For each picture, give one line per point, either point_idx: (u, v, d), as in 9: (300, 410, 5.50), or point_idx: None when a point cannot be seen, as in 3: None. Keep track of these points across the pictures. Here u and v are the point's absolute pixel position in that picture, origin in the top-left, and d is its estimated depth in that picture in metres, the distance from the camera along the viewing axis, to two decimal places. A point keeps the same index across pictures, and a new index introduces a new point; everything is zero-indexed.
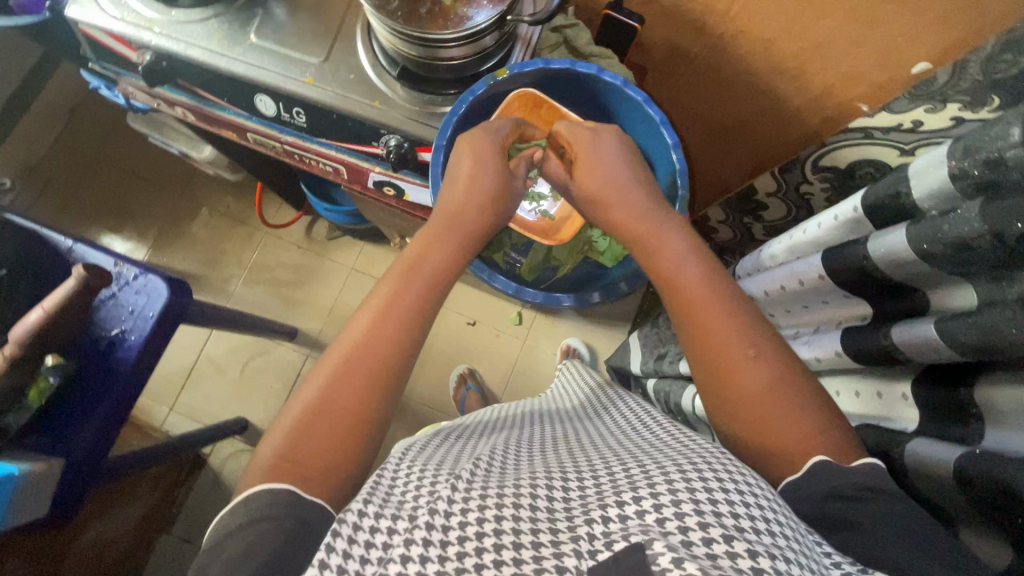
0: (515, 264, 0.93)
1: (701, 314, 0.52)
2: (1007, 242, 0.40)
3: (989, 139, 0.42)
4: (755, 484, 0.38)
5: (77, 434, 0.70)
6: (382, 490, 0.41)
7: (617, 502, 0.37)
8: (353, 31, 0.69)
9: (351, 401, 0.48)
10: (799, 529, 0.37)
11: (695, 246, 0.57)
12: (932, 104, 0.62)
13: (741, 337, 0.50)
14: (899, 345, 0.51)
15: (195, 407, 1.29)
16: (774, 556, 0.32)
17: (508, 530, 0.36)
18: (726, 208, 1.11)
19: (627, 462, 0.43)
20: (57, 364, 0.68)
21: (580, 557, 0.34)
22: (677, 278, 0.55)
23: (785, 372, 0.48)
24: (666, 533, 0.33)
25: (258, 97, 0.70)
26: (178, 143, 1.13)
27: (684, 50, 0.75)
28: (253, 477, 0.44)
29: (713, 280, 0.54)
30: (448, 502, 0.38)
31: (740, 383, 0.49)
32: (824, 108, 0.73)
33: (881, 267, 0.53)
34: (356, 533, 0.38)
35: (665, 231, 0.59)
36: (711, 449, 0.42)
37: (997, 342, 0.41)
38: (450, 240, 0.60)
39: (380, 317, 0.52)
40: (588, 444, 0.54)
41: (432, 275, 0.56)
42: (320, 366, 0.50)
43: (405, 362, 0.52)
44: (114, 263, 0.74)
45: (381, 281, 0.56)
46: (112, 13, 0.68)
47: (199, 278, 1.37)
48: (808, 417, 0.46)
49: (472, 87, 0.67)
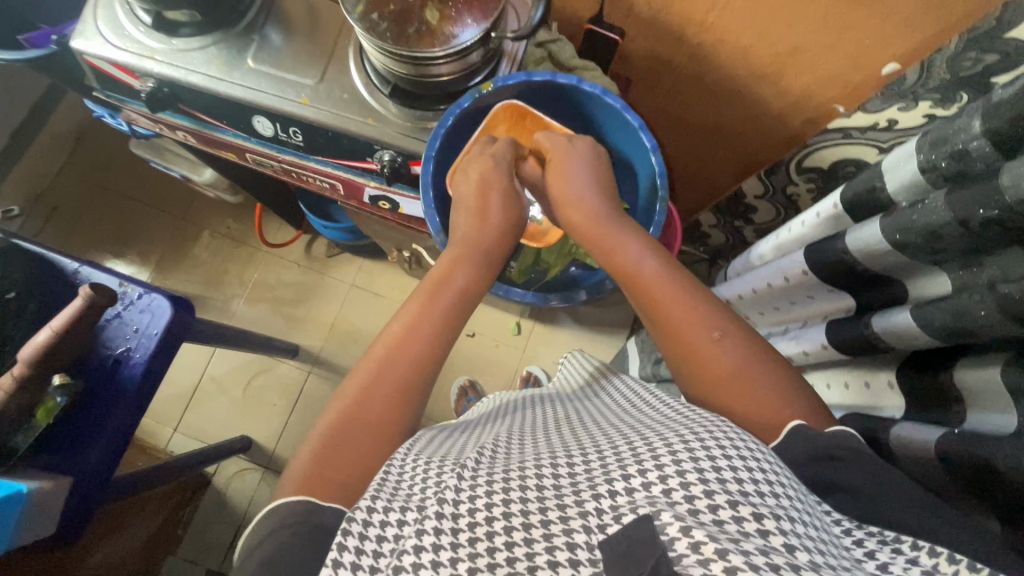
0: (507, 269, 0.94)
1: (665, 304, 0.55)
2: (972, 228, 0.42)
3: (953, 132, 0.46)
4: (757, 448, 0.39)
5: (85, 452, 0.71)
6: (389, 485, 0.43)
7: (622, 475, 0.38)
8: (346, 52, 0.72)
9: (380, 411, 0.50)
10: (805, 492, 0.38)
11: (650, 245, 0.61)
12: (905, 103, 0.65)
13: (705, 322, 0.52)
14: (880, 333, 0.53)
15: (199, 427, 1.30)
16: (779, 516, 0.33)
17: (518, 512, 0.38)
18: (716, 213, 1.14)
19: (630, 436, 0.44)
20: (64, 383, 0.69)
21: (590, 532, 0.35)
22: (639, 273, 0.58)
23: (751, 353, 0.50)
24: (672, 503, 0.35)
25: (256, 118, 0.72)
26: (180, 167, 1.16)
27: (666, 61, 0.78)
28: (282, 491, 0.45)
29: (669, 276, 0.57)
30: (455, 492, 0.40)
31: (708, 365, 0.50)
32: (803, 111, 0.76)
33: (860, 260, 0.54)
34: (367, 529, 0.39)
35: (617, 234, 0.62)
36: (709, 418, 0.43)
37: (971, 325, 0.42)
38: (466, 262, 0.63)
39: (407, 331, 0.55)
40: (591, 421, 0.55)
41: (461, 292, 0.60)
42: (347, 384, 0.52)
43: (423, 366, 0.54)
44: (119, 283, 0.76)
45: (405, 303, 0.59)
46: (116, 44, 0.71)
47: (201, 299, 1.39)
48: (778, 392, 0.47)
49: (459, 100, 0.69)
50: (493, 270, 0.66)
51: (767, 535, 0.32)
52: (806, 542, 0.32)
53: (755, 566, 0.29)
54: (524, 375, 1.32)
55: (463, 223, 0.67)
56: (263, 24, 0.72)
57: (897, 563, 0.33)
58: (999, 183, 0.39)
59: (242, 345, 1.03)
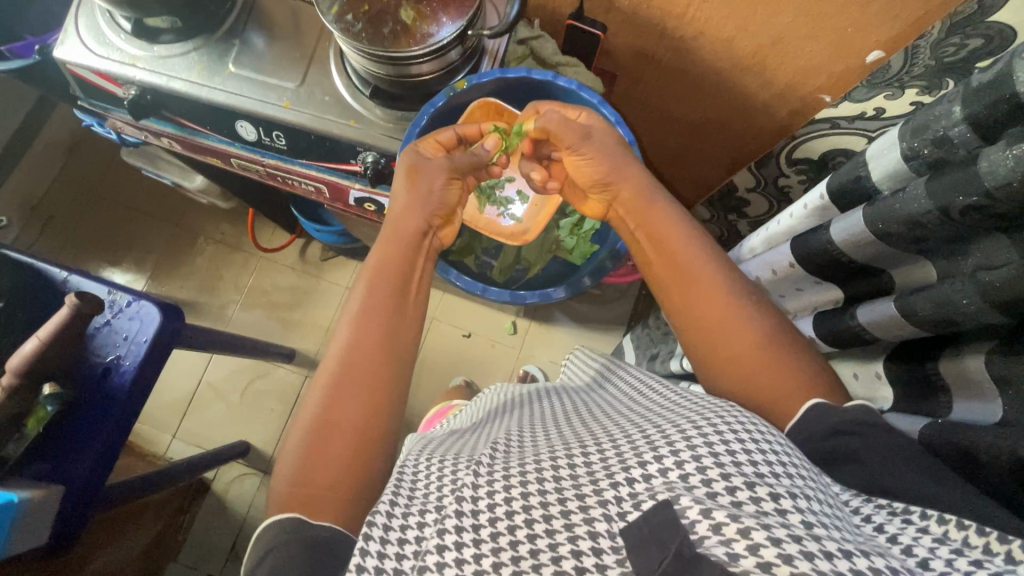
0: (487, 267, 0.94)
1: (700, 277, 0.55)
2: (953, 216, 0.41)
3: (934, 118, 0.45)
4: (767, 433, 0.39)
5: (77, 460, 0.71)
6: (406, 490, 0.43)
7: (638, 462, 0.38)
8: (327, 54, 0.71)
9: (351, 416, 0.50)
10: (815, 474, 0.38)
11: (686, 219, 0.60)
12: (891, 91, 0.64)
13: (737, 299, 0.53)
14: (866, 325, 0.52)
15: (198, 433, 1.30)
16: (796, 495, 0.33)
17: (535, 505, 0.37)
18: (709, 207, 1.13)
19: (642, 424, 0.44)
20: (54, 393, 0.68)
21: (610, 520, 0.35)
22: (678, 244, 0.57)
23: (780, 331, 0.51)
24: (690, 488, 0.34)
25: (239, 123, 0.72)
26: (171, 174, 1.17)
27: (650, 56, 0.78)
28: (272, 511, 0.46)
29: (705, 251, 0.57)
30: (473, 488, 0.40)
31: (736, 342, 0.51)
32: (790, 101, 0.75)
33: (845, 250, 0.54)
34: (388, 533, 0.39)
35: (658, 207, 0.61)
36: (721, 404, 0.43)
37: (954, 314, 0.42)
38: (395, 247, 0.62)
39: (358, 330, 0.55)
40: (601, 413, 0.55)
41: (394, 279, 0.60)
42: (310, 393, 0.52)
43: (394, 363, 0.55)
44: (107, 291, 0.76)
45: (350, 295, 0.59)
46: (98, 52, 0.71)
47: (197, 305, 1.39)
48: (801, 371, 0.49)
49: (432, 99, 0.69)
50: (425, 259, 0.64)
51: (785, 513, 0.32)
52: (824, 520, 0.32)
53: (777, 540, 0.29)
54: (520, 374, 1.32)
55: (401, 200, 0.65)
56: (244, 28, 0.72)
57: (909, 535, 0.33)
58: (977, 169, 0.38)
59: (237, 350, 1.04)
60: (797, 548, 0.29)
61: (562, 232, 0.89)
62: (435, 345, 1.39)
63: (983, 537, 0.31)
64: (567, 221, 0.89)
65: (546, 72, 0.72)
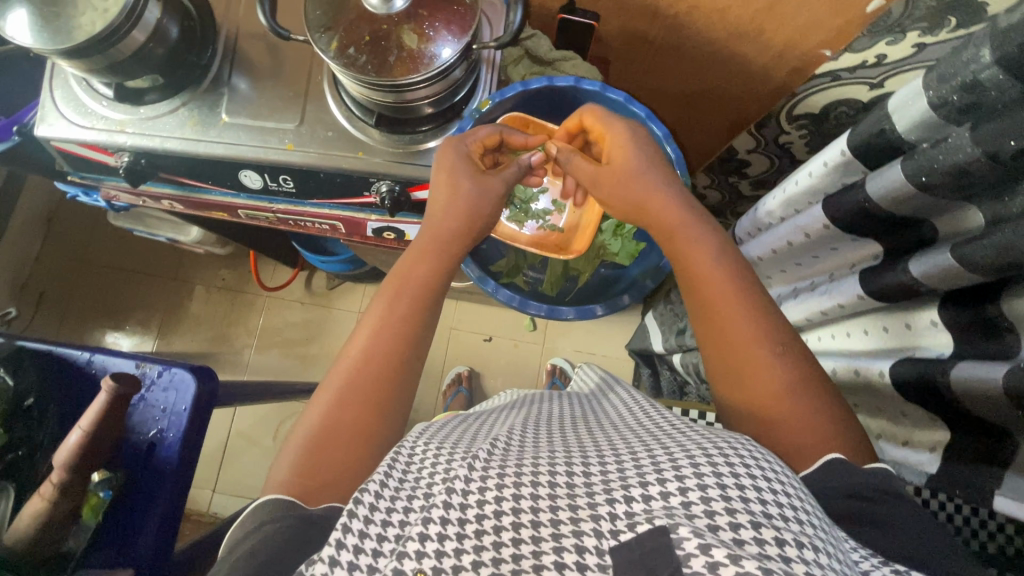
0: (536, 282, 0.97)
1: (725, 311, 0.53)
2: (1005, 160, 0.40)
3: (962, 64, 0.44)
4: (779, 470, 0.38)
5: (138, 542, 0.69)
6: (399, 468, 0.42)
7: (640, 482, 0.37)
8: (321, 87, 0.69)
9: (354, 430, 0.49)
10: (825, 522, 0.36)
11: (722, 238, 0.58)
12: (892, 37, 0.63)
13: (769, 334, 0.52)
14: (920, 278, 0.52)
15: (236, 483, 1.29)
16: (802, 544, 0.32)
17: (525, 509, 0.37)
18: (710, 173, 1.13)
19: (647, 442, 0.43)
20: (105, 477, 0.67)
21: (600, 537, 0.34)
22: (702, 271, 0.56)
23: (804, 377, 0.50)
24: (691, 517, 0.34)
25: (242, 173, 0.70)
26: (164, 231, 1.14)
27: (643, 35, 0.77)
28: (270, 488, 0.47)
29: (736, 275, 0.55)
30: (465, 481, 0.39)
31: (762, 378, 0.50)
32: (790, 61, 0.74)
33: (883, 205, 0.53)
34: (372, 514, 0.38)
35: (689, 227, 0.58)
36: (732, 434, 0.41)
37: (1015, 258, 0.42)
38: (429, 257, 0.61)
39: (382, 339, 0.54)
40: (608, 423, 0.54)
41: (421, 288, 0.58)
42: (324, 387, 0.53)
43: (400, 396, 0.53)
44: (136, 365, 0.74)
45: (374, 297, 0.58)
46: (81, 123, 0.68)
47: (212, 356, 1.38)
48: (826, 425, 0.48)
49: (460, 124, 0.70)
50: (451, 271, 0.62)
51: (789, 561, 0.31)
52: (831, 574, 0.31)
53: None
54: (548, 369, 1.32)
55: (433, 215, 0.63)
56: (229, 74, 0.69)
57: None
58: None
59: (271, 397, 1.02)
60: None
61: (604, 235, 0.91)
62: (458, 354, 1.39)
63: None
64: (607, 223, 0.90)
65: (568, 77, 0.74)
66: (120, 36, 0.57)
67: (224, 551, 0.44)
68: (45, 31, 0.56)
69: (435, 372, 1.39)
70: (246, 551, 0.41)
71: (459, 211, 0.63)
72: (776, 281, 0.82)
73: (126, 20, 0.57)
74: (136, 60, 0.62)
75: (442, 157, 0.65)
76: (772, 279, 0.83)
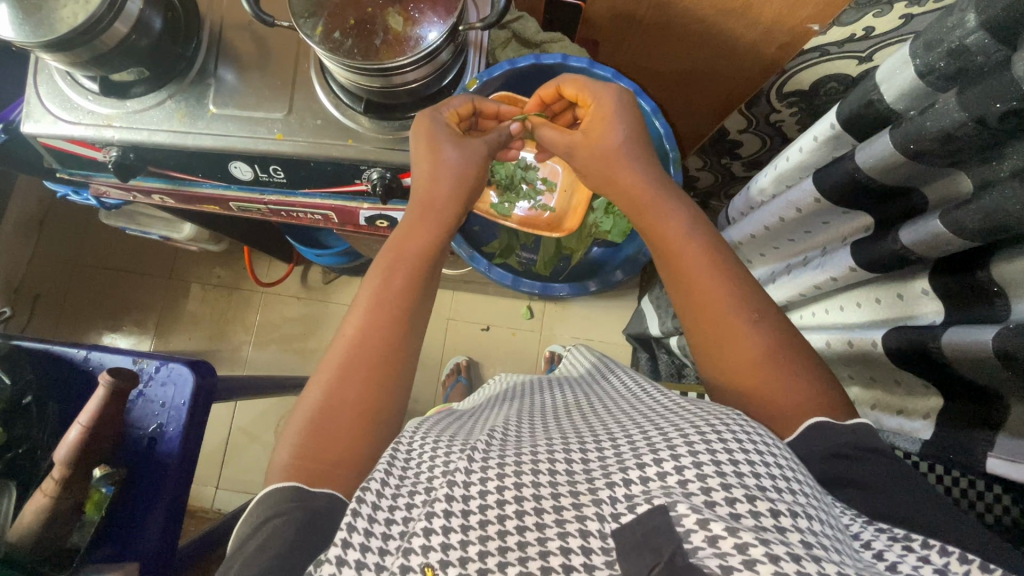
0: (530, 262, 0.99)
1: (701, 281, 0.54)
2: (991, 124, 0.40)
3: (947, 30, 0.44)
4: (772, 443, 0.38)
5: (139, 540, 0.69)
6: (399, 462, 0.43)
7: (637, 464, 0.37)
8: (309, 75, 0.69)
9: (357, 404, 0.50)
10: (816, 489, 0.37)
11: (693, 212, 0.59)
12: (880, 9, 0.63)
13: (741, 303, 0.52)
14: (911, 245, 0.51)
15: (239, 478, 1.30)
16: (796, 513, 0.32)
17: (528, 497, 0.37)
18: (702, 155, 1.13)
19: (642, 424, 0.43)
20: (105, 473, 0.67)
21: (603, 521, 0.35)
22: (685, 245, 0.56)
23: (781, 341, 0.50)
24: (688, 495, 0.34)
25: (233, 165, 0.70)
26: (157, 228, 1.14)
27: (630, 14, 0.76)
28: (274, 478, 0.47)
29: (710, 246, 0.56)
30: (465, 474, 0.39)
31: (740, 346, 0.50)
32: (778, 37, 0.72)
33: (873, 175, 0.53)
34: (376, 512, 0.38)
35: (664, 200, 0.60)
36: (723, 410, 0.41)
37: (1003, 222, 0.42)
38: (425, 228, 0.61)
39: (373, 314, 0.54)
40: (601, 407, 0.54)
41: (414, 262, 0.58)
42: (322, 368, 0.52)
43: (398, 375, 0.52)
44: (133, 360, 0.74)
45: (368, 273, 0.58)
46: (68, 119, 0.68)
47: (212, 353, 1.39)
48: (807, 386, 0.48)
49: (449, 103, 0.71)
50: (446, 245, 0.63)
51: (784, 531, 0.31)
52: (825, 540, 0.31)
53: (775, 557, 0.29)
54: (548, 356, 1.32)
55: (421, 185, 0.63)
56: (215, 65, 0.69)
57: (906, 560, 0.32)
58: (1012, 74, 0.37)
59: (269, 391, 1.01)
60: (794, 567, 0.29)
61: (596, 213, 0.92)
62: (457, 344, 1.40)
63: (965, 565, 0.30)
64: (600, 201, 0.91)
65: (555, 55, 0.76)
66: (103, 27, 0.57)
67: (232, 546, 0.44)
68: (26, 24, 0.56)
69: (435, 362, 1.39)
70: (258, 545, 0.41)
71: (446, 179, 0.63)
72: (769, 258, 0.82)
73: (108, 11, 0.56)
74: (120, 51, 0.61)
75: (419, 128, 0.64)
76: (765, 257, 0.83)
